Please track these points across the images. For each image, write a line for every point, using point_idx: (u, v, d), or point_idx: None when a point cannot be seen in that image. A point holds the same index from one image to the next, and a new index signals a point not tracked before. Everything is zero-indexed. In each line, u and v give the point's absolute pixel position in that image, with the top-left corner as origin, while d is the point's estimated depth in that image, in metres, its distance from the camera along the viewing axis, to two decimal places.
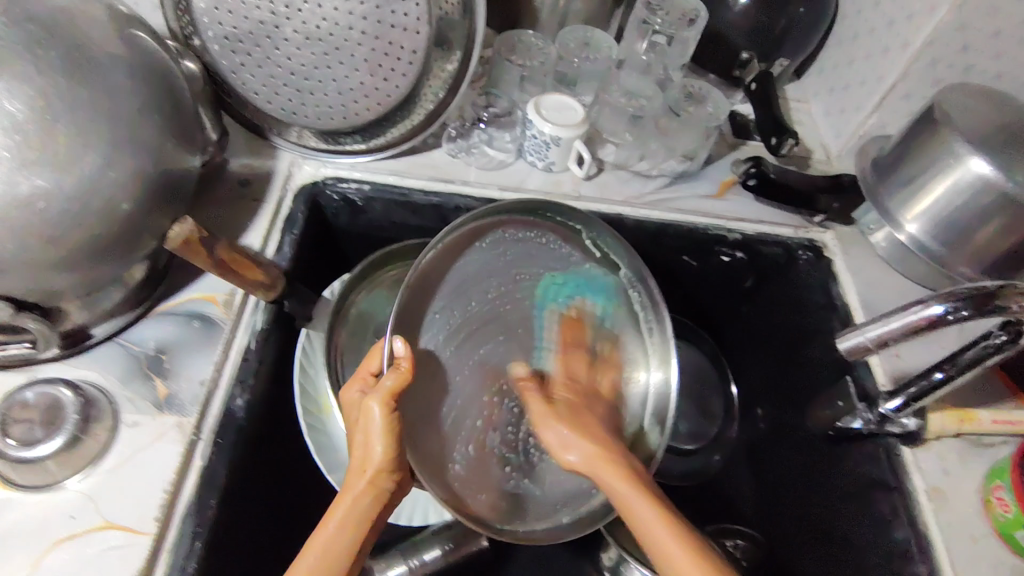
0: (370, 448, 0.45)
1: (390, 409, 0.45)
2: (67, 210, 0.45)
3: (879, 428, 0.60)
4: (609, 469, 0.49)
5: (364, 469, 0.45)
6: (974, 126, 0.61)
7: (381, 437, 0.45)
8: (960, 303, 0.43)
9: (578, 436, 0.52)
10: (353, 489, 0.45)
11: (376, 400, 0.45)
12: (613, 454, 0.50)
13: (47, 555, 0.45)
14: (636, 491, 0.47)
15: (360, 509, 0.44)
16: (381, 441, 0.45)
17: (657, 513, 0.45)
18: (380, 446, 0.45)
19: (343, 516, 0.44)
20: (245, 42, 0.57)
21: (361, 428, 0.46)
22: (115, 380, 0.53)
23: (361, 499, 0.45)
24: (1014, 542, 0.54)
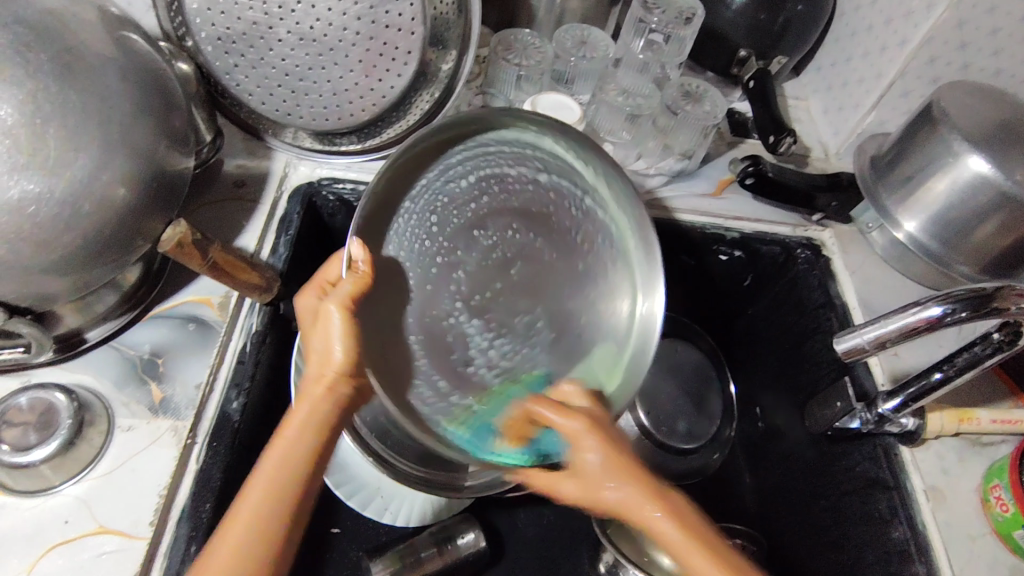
0: (328, 349, 0.42)
1: (349, 311, 0.43)
2: (58, 214, 0.44)
3: (878, 427, 0.59)
4: (615, 479, 0.43)
5: (324, 376, 0.42)
6: (973, 123, 0.60)
7: (343, 338, 0.42)
8: (958, 304, 0.43)
9: (586, 431, 0.45)
10: (309, 396, 0.42)
11: (335, 305, 0.43)
12: (612, 449, 0.44)
13: (42, 560, 0.45)
14: (622, 490, 0.43)
15: (320, 415, 0.41)
16: (341, 342, 0.42)
17: (656, 499, 0.42)
18: (340, 348, 0.42)
19: (301, 423, 0.40)
20: (239, 43, 0.57)
21: (318, 333, 0.43)
22: (109, 384, 0.52)
23: (319, 404, 0.41)
24: (1013, 542, 0.54)
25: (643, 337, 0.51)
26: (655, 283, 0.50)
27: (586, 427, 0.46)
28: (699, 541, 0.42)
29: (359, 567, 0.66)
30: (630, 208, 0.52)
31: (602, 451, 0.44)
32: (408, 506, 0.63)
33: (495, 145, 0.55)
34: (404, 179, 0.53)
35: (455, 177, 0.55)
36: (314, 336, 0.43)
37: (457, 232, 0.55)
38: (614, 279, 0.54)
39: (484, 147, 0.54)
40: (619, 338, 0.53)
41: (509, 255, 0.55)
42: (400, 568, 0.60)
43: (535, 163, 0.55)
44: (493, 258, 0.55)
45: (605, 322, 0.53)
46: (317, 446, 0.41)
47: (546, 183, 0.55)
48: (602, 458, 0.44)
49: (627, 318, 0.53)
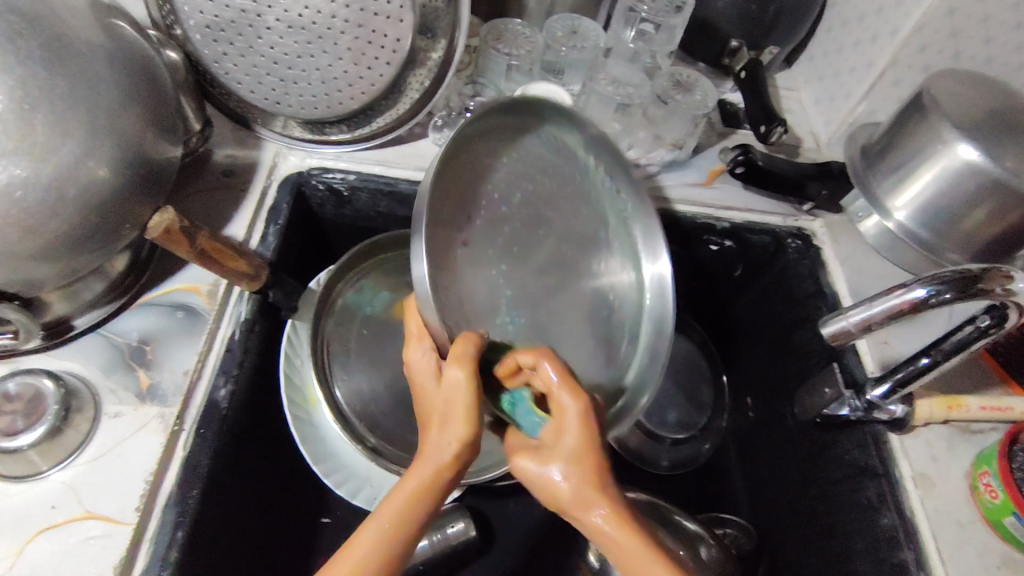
0: (456, 428, 0.40)
1: (474, 380, 0.40)
2: (44, 200, 0.44)
3: (865, 415, 0.59)
4: (596, 495, 0.40)
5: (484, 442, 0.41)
6: (963, 111, 0.60)
7: (466, 413, 0.40)
8: (943, 286, 0.43)
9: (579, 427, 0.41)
10: (422, 469, 0.40)
11: (461, 370, 0.40)
12: (587, 458, 0.41)
13: (29, 545, 0.45)
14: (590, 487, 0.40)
15: (430, 491, 0.40)
16: (463, 417, 0.40)
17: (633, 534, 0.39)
18: (460, 424, 0.40)
19: (410, 495, 0.40)
20: (227, 30, 0.57)
21: (441, 398, 0.41)
22: (96, 370, 0.52)
23: (431, 479, 0.40)
24: (1003, 529, 0.54)
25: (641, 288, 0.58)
26: (658, 245, 0.58)
27: (579, 417, 0.41)
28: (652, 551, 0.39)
29: None
30: (630, 181, 0.58)
31: (579, 439, 0.41)
32: None
33: (535, 135, 0.54)
34: (457, 183, 0.47)
35: (500, 165, 0.51)
36: (438, 397, 0.41)
37: (512, 228, 0.51)
38: (612, 247, 0.58)
39: (518, 140, 0.53)
40: (631, 301, 0.58)
41: (550, 275, 0.54)
42: None
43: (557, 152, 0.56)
44: (541, 263, 0.53)
45: (613, 288, 0.57)
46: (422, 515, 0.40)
47: (590, 210, 0.57)
48: (572, 453, 0.41)
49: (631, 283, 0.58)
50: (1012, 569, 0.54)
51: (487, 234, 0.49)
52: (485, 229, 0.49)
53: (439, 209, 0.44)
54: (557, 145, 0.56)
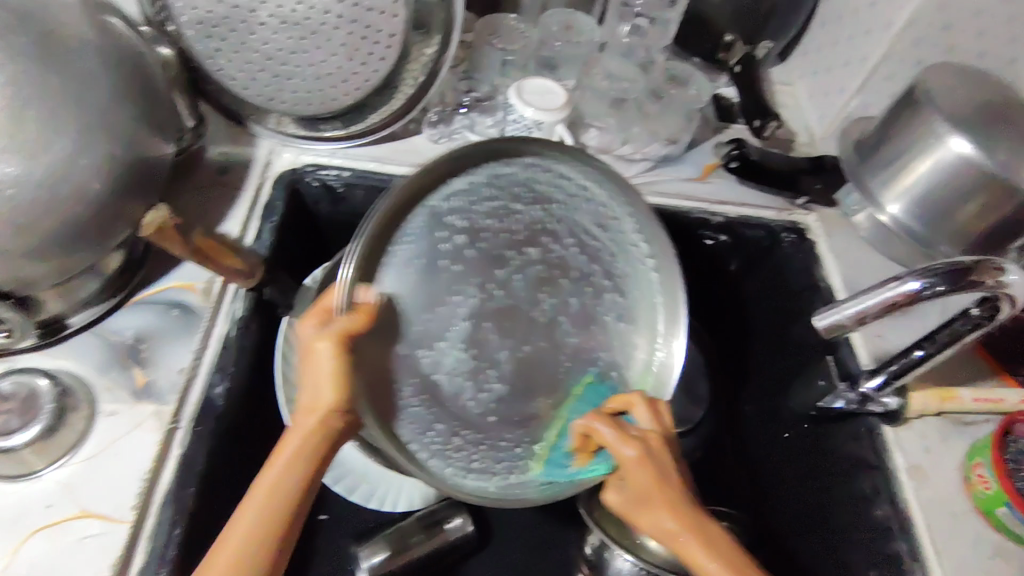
0: (319, 390, 0.41)
1: (339, 348, 0.42)
2: (36, 198, 0.44)
3: (860, 407, 0.59)
4: (659, 467, 0.46)
5: (314, 414, 0.42)
6: (954, 105, 0.61)
7: (333, 377, 0.41)
8: (937, 279, 0.44)
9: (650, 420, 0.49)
10: (298, 428, 0.42)
11: (324, 343, 0.41)
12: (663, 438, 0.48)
13: (25, 544, 0.45)
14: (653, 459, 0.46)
15: (307, 448, 0.41)
16: (330, 387, 0.41)
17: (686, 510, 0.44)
18: (330, 389, 0.41)
19: (289, 457, 0.41)
20: (220, 26, 0.56)
21: (309, 372, 0.42)
22: (91, 369, 0.52)
23: (306, 437, 0.41)
24: (995, 519, 0.55)
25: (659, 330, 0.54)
26: (676, 291, 0.54)
27: (650, 404, 0.49)
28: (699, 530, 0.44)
29: (347, 552, 0.66)
30: (634, 209, 0.56)
31: (648, 477, 0.45)
32: (396, 492, 0.63)
33: (507, 172, 0.54)
34: (395, 232, 0.50)
35: (459, 207, 0.52)
36: (307, 372, 0.42)
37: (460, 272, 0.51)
38: (625, 287, 0.56)
39: (480, 181, 0.54)
40: (647, 338, 0.55)
41: (527, 306, 0.53)
42: (388, 553, 0.61)
43: (540, 188, 0.55)
44: (498, 312, 0.52)
45: (627, 328, 0.55)
46: (297, 490, 0.41)
47: (588, 239, 0.56)
48: (652, 501, 0.45)
49: (646, 352, 0.55)
50: (1006, 559, 0.54)
51: (431, 278, 0.50)
52: (426, 266, 0.50)
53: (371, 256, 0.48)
54: (541, 183, 0.55)
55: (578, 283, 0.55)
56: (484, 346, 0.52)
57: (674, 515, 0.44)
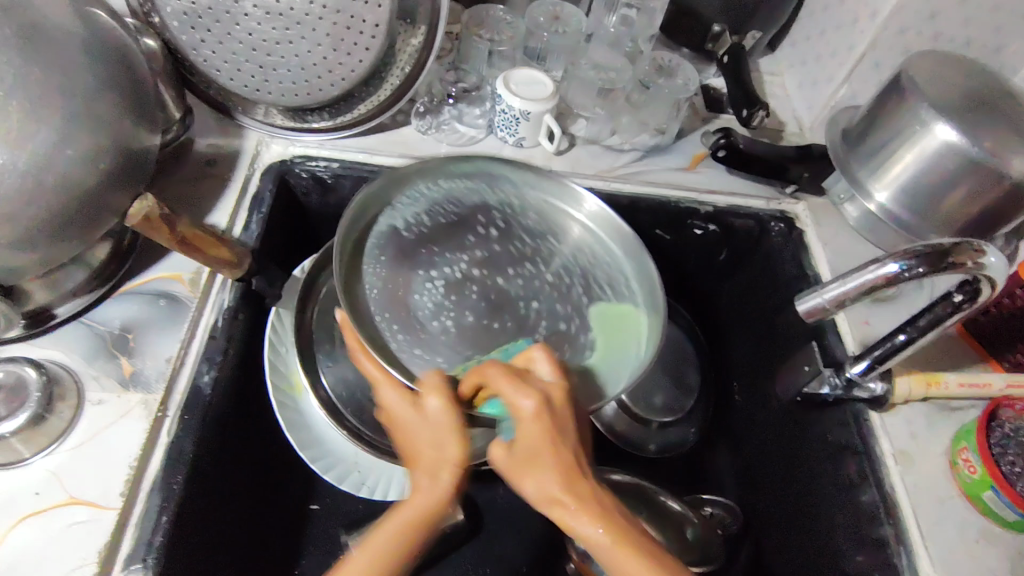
0: (441, 447, 0.45)
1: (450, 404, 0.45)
2: (20, 186, 0.44)
3: (846, 392, 0.60)
4: (574, 496, 0.42)
5: (436, 476, 0.45)
6: (939, 92, 0.61)
7: (455, 437, 0.45)
8: (915, 261, 0.44)
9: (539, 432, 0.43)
10: (424, 485, 0.45)
11: (435, 397, 0.45)
12: (556, 455, 0.43)
13: (12, 531, 0.45)
14: (558, 483, 0.43)
15: (435, 503, 0.44)
16: (452, 443, 0.45)
17: (611, 539, 0.41)
18: (452, 449, 0.45)
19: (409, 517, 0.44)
20: (205, 17, 0.56)
21: (415, 424, 0.47)
22: (79, 358, 0.52)
23: (432, 494, 0.44)
24: (982, 504, 0.55)
25: (606, 246, 0.60)
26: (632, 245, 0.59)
27: (533, 411, 0.43)
28: (621, 541, 0.41)
29: (337, 542, 0.66)
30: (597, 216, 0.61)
31: (536, 429, 0.43)
32: (387, 481, 0.62)
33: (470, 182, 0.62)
34: (371, 223, 0.57)
35: (422, 203, 0.60)
36: (419, 428, 0.47)
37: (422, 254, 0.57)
38: (557, 226, 0.61)
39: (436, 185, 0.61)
40: (604, 258, 0.60)
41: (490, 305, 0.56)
42: None
43: (505, 203, 0.62)
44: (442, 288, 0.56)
45: (581, 254, 0.60)
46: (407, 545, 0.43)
47: (554, 249, 0.60)
48: (534, 449, 0.43)
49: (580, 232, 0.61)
50: (991, 543, 0.54)
51: (381, 251, 0.56)
52: (397, 272, 0.55)
53: (357, 239, 0.56)
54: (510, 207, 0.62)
55: (527, 252, 0.59)
56: (463, 301, 0.55)
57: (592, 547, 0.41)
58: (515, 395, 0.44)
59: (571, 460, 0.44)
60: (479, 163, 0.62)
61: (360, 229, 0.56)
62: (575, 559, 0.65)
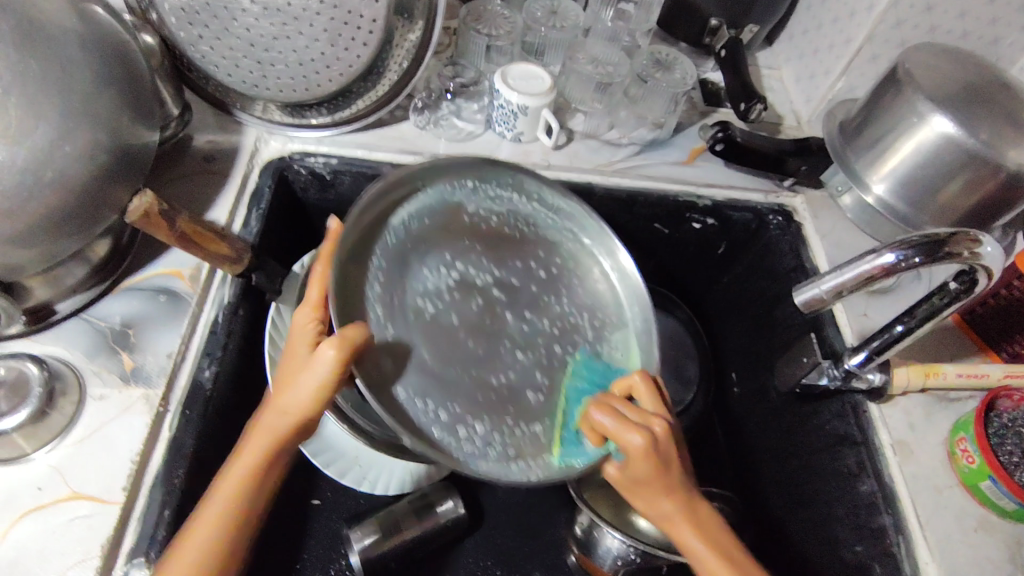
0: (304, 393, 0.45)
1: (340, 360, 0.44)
2: (20, 182, 0.44)
3: (844, 384, 0.60)
4: (686, 519, 0.49)
5: (283, 414, 0.46)
6: (935, 84, 0.61)
7: (320, 384, 0.45)
8: (912, 251, 0.44)
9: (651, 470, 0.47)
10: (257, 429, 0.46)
11: (331, 345, 0.43)
12: (671, 490, 0.48)
13: (16, 526, 0.45)
14: (672, 504, 0.48)
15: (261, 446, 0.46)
16: (316, 390, 0.45)
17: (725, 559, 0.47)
18: (304, 395, 0.45)
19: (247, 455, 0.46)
20: (202, 13, 0.56)
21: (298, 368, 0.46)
22: (81, 354, 0.53)
23: (261, 441, 0.46)
24: (980, 493, 0.55)
25: (619, 301, 0.60)
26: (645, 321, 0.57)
27: (642, 452, 0.45)
28: (721, 556, 0.48)
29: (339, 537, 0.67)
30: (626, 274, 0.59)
31: (647, 467, 0.46)
32: (387, 475, 0.63)
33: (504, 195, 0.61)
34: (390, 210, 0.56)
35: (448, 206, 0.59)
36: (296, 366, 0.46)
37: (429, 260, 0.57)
38: (576, 263, 0.61)
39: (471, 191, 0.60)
40: (611, 318, 0.59)
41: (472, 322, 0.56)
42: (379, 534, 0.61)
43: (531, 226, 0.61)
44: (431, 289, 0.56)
45: (593, 298, 0.60)
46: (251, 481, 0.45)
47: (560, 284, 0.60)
48: (640, 480, 0.48)
49: (603, 278, 0.61)
50: (989, 532, 0.55)
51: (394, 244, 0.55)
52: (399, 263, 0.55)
53: (368, 229, 0.54)
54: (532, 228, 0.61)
55: (542, 282, 0.60)
56: (448, 309, 0.56)
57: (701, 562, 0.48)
58: (622, 435, 0.46)
59: (685, 490, 0.49)
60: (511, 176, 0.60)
61: (376, 220, 0.54)
62: (577, 552, 0.66)
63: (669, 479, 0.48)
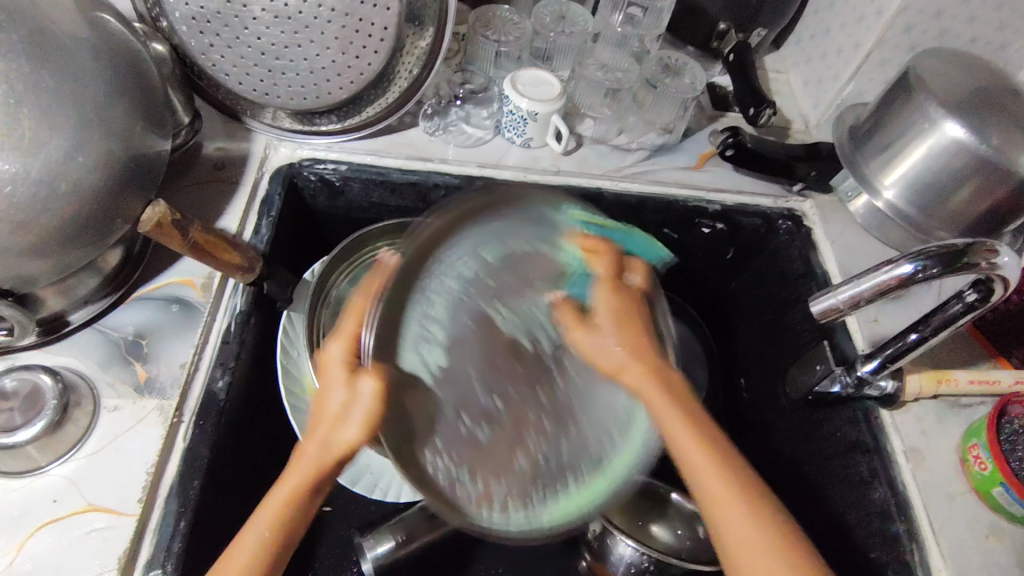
0: (348, 428, 0.43)
1: (380, 394, 0.43)
2: (33, 194, 0.44)
3: (857, 391, 0.60)
4: (638, 364, 0.47)
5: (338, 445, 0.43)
6: (947, 89, 0.61)
7: (364, 421, 0.42)
8: (930, 262, 0.44)
9: (610, 306, 0.51)
10: (307, 454, 0.43)
11: (371, 379, 0.43)
12: (648, 356, 0.48)
13: (32, 539, 0.45)
14: (625, 355, 0.48)
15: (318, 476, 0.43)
16: (359, 423, 0.42)
17: (725, 473, 0.42)
18: (356, 431, 0.42)
19: (296, 484, 0.42)
20: (213, 22, 0.56)
21: (327, 391, 0.45)
22: (94, 365, 0.53)
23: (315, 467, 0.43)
24: (992, 500, 0.55)
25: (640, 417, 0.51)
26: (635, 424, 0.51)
27: (608, 277, 0.52)
28: (732, 475, 0.41)
29: (350, 544, 0.67)
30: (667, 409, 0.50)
31: (622, 340, 0.49)
32: (399, 484, 0.63)
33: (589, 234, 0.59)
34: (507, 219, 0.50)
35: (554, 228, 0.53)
36: (336, 389, 0.44)
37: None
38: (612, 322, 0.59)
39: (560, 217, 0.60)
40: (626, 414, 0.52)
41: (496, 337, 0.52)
42: (392, 542, 0.61)
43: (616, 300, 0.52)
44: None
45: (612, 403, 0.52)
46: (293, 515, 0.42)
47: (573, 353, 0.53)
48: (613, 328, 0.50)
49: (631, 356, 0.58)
50: (1001, 539, 0.55)
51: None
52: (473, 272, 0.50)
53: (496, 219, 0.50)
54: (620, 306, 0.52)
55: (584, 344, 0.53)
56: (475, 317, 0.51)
57: (708, 483, 0.41)
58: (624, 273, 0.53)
59: (672, 379, 0.47)
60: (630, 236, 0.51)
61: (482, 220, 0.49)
62: (589, 558, 0.65)
63: (651, 346, 0.49)
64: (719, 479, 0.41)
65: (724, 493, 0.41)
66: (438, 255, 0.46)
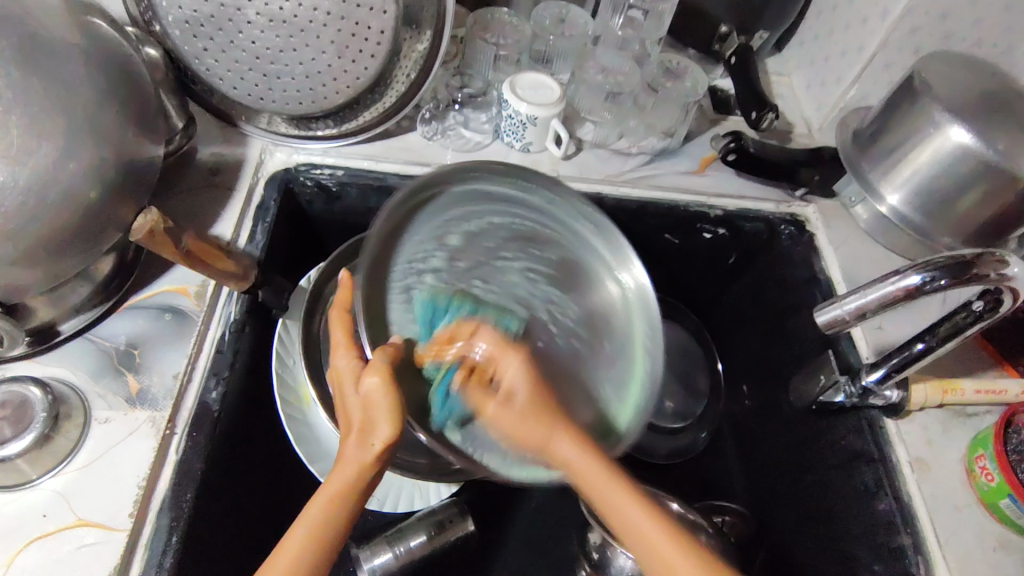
0: (376, 426, 0.42)
1: (391, 382, 0.43)
2: (21, 203, 0.43)
3: (861, 401, 0.59)
4: (560, 435, 0.45)
5: (367, 443, 0.42)
6: (953, 93, 0.60)
7: (389, 415, 0.42)
8: (937, 273, 0.43)
9: (519, 378, 0.47)
10: (345, 462, 0.42)
11: (378, 374, 0.43)
12: (557, 415, 0.46)
13: (21, 555, 0.44)
14: (570, 446, 0.45)
15: (358, 483, 0.42)
16: (386, 421, 0.42)
17: (603, 469, 0.44)
18: (387, 427, 0.42)
19: (338, 490, 0.41)
20: (207, 25, 0.55)
21: (348, 398, 0.44)
22: (85, 375, 0.52)
23: (356, 473, 0.42)
24: (999, 511, 0.54)
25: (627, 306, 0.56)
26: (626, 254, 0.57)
27: (508, 356, 0.48)
28: (611, 472, 0.45)
29: (347, 554, 0.66)
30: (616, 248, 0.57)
31: (523, 395, 0.47)
32: (397, 492, 0.62)
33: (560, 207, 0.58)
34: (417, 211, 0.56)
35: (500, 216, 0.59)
36: (351, 394, 0.44)
37: (467, 248, 0.57)
38: (596, 281, 0.58)
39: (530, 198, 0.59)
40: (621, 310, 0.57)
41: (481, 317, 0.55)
42: (389, 554, 0.60)
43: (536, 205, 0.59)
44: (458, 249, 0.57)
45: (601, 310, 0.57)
46: (345, 517, 0.42)
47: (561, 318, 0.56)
48: (516, 407, 0.46)
49: (618, 298, 0.57)
50: (1008, 551, 0.54)
51: (438, 210, 0.57)
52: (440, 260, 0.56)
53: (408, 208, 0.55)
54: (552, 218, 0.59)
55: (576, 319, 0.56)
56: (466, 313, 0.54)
57: (580, 474, 0.44)
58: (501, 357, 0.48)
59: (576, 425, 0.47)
60: (501, 185, 0.58)
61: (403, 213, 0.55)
62: (588, 569, 0.64)
63: (556, 423, 0.46)
64: (630, 499, 0.44)
65: (619, 503, 0.44)
66: (392, 251, 0.54)
